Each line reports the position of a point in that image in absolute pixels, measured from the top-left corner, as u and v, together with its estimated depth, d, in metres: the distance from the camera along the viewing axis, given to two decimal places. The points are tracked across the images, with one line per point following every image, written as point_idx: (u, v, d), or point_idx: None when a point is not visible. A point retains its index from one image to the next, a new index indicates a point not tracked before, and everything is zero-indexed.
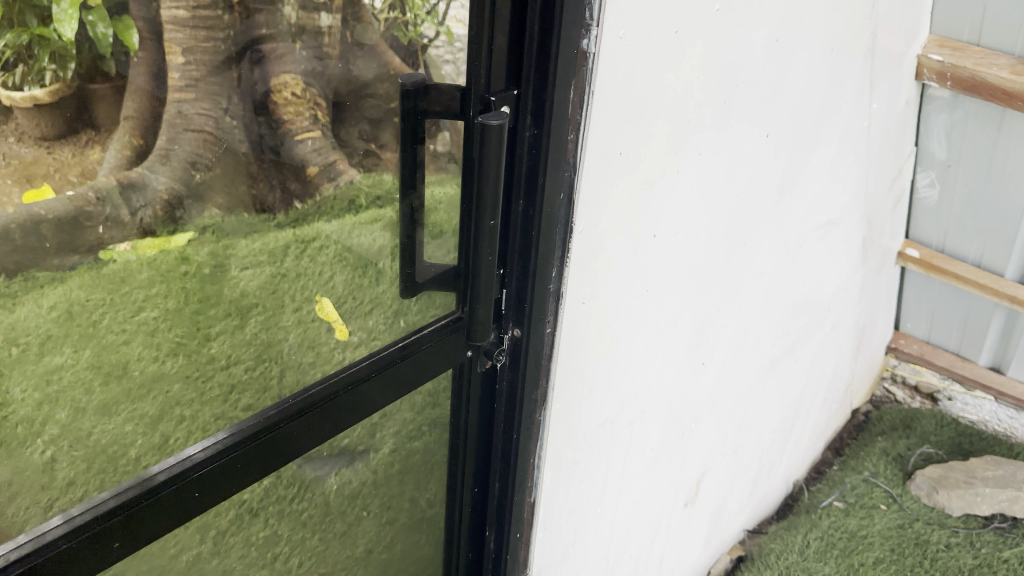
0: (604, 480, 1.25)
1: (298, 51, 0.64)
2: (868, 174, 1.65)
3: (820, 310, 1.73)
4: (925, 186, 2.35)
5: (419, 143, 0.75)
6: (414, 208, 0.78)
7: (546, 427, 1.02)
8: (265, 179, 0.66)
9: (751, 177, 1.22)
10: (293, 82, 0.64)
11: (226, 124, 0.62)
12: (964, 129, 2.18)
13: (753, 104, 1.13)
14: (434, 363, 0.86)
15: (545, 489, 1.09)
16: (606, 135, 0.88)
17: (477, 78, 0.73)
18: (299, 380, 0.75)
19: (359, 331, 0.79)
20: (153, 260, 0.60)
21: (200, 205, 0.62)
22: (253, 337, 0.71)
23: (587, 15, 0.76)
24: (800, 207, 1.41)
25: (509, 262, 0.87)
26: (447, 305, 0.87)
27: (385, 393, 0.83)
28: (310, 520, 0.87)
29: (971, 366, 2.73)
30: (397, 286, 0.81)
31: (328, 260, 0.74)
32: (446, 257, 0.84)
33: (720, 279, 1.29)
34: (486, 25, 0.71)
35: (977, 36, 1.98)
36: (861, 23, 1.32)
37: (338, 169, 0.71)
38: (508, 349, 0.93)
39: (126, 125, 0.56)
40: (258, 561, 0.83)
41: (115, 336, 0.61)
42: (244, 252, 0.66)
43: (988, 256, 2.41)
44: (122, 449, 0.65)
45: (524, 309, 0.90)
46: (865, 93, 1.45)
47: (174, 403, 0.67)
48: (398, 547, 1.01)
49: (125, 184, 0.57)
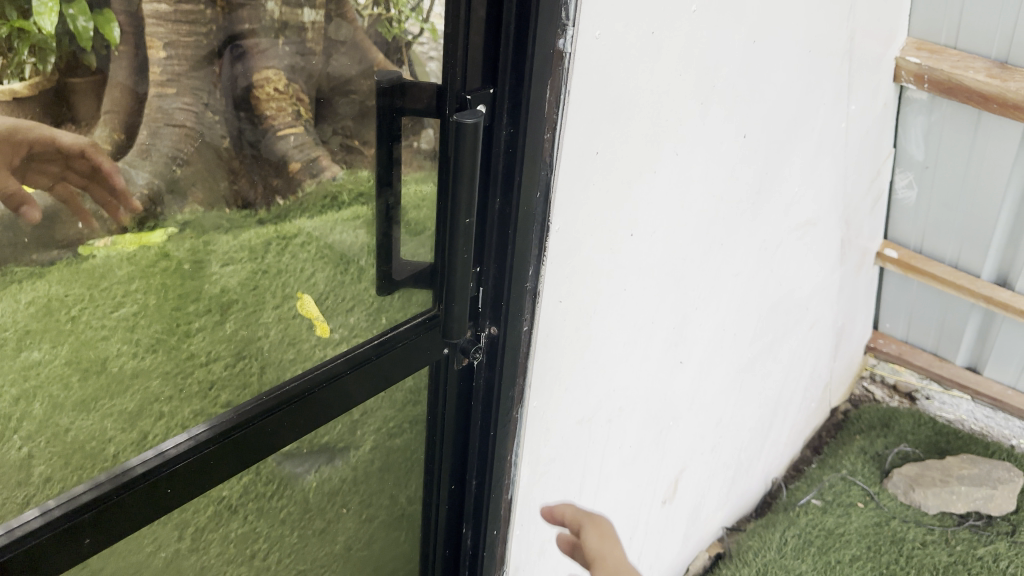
0: (582, 477, 1.25)
1: (279, 47, 0.63)
2: (845, 175, 1.66)
3: (798, 310, 1.74)
4: (903, 188, 2.36)
5: (395, 140, 0.74)
6: (389, 206, 0.77)
7: (523, 425, 1.03)
8: (246, 175, 0.65)
9: (729, 177, 1.23)
10: (272, 78, 0.64)
11: (208, 118, 0.61)
12: (941, 131, 2.19)
13: (730, 105, 1.14)
14: (412, 359, 0.86)
15: (522, 485, 1.09)
16: (583, 134, 0.88)
17: (453, 76, 0.74)
18: (278, 376, 0.75)
19: (340, 328, 0.79)
20: (132, 255, 0.60)
21: (180, 201, 0.62)
22: (232, 333, 0.71)
23: (563, 15, 0.77)
24: (778, 208, 1.42)
25: (486, 261, 0.87)
26: (424, 302, 0.86)
27: (363, 390, 0.83)
28: (289, 517, 0.86)
29: (946, 366, 2.76)
30: (374, 285, 0.80)
31: (310, 257, 0.73)
32: (424, 253, 0.84)
33: (698, 278, 1.29)
34: (461, 25, 0.72)
35: (954, 38, 2.00)
36: (837, 26, 1.33)
37: (320, 165, 0.70)
38: (486, 346, 0.93)
39: (106, 119, 0.56)
40: (237, 558, 0.83)
41: (93, 332, 0.61)
42: (224, 249, 0.66)
43: (965, 257, 2.44)
44: (99, 446, 0.65)
45: (501, 307, 0.90)
46: (843, 95, 1.46)
47: (153, 399, 0.68)
48: (377, 544, 1.01)
49: (105, 179, 0.57)
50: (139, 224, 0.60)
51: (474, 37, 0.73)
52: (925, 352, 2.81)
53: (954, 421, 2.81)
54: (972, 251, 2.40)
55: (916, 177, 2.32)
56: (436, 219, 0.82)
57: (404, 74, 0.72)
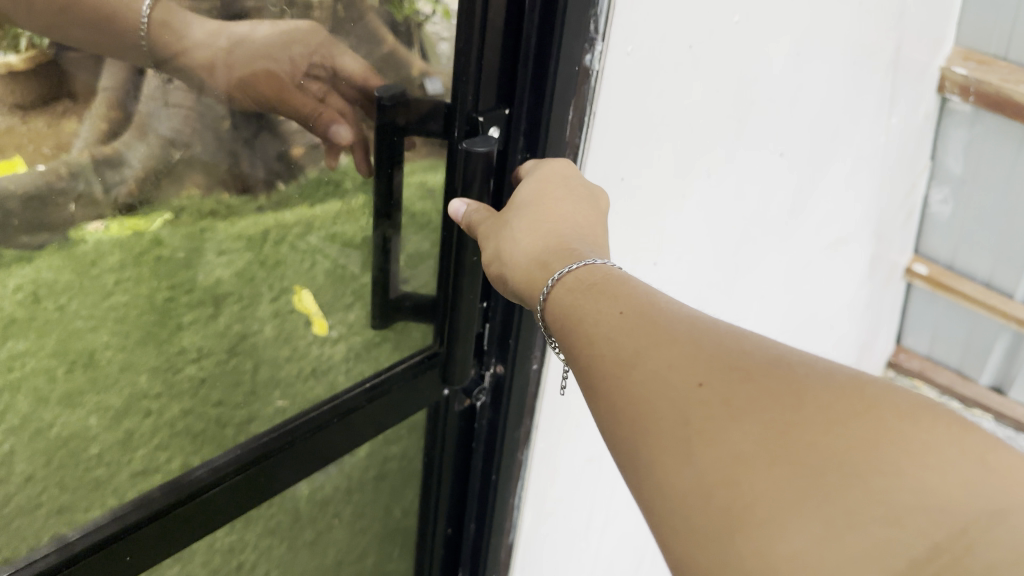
0: (589, 515, 1.11)
1: (279, 42, 0.58)
2: (881, 192, 1.60)
3: (823, 329, 1.68)
4: (938, 203, 2.31)
5: (396, 166, 0.70)
6: (387, 237, 0.74)
7: (528, 469, 0.92)
8: (248, 159, 0.61)
9: (763, 196, 1.18)
10: (267, 75, 0.59)
11: (208, 98, 0.56)
12: (982, 146, 2.13)
13: (766, 122, 1.09)
14: (407, 402, 0.81)
15: (526, 529, 0.97)
16: (608, 161, 0.85)
17: (464, 94, 0.69)
18: (272, 374, 0.73)
19: (338, 325, 0.76)
20: (125, 241, 0.56)
21: (177, 185, 0.57)
22: (226, 329, 0.67)
23: (591, 27, 0.68)
24: (810, 227, 1.36)
25: (491, 295, 0.79)
26: (423, 338, 0.82)
27: (364, 430, 0.78)
28: (278, 527, 0.82)
29: (970, 384, 2.67)
30: (367, 313, 0.77)
31: (309, 248, 0.69)
32: (425, 287, 0.80)
33: (723, 301, 1.24)
34: (476, 38, 0.66)
35: (1003, 49, 1.94)
36: (878, 43, 1.29)
37: (323, 151, 0.65)
38: (490, 386, 0.86)
39: (104, 96, 0.51)
40: (222, 568, 0.78)
41: (82, 322, 0.57)
42: (221, 235, 0.62)
43: (997, 277, 2.37)
44: (84, 445, 0.62)
45: (508, 345, 0.82)
46: (884, 107, 1.41)
47: (141, 396, 0.64)
48: (370, 558, 0.96)
49: (100, 160, 0.53)
50: (133, 209, 0.56)
51: (489, 51, 0.67)
52: (948, 369, 2.73)
53: None
54: (1005, 272, 2.34)
55: (952, 192, 2.26)
56: (439, 246, 0.78)
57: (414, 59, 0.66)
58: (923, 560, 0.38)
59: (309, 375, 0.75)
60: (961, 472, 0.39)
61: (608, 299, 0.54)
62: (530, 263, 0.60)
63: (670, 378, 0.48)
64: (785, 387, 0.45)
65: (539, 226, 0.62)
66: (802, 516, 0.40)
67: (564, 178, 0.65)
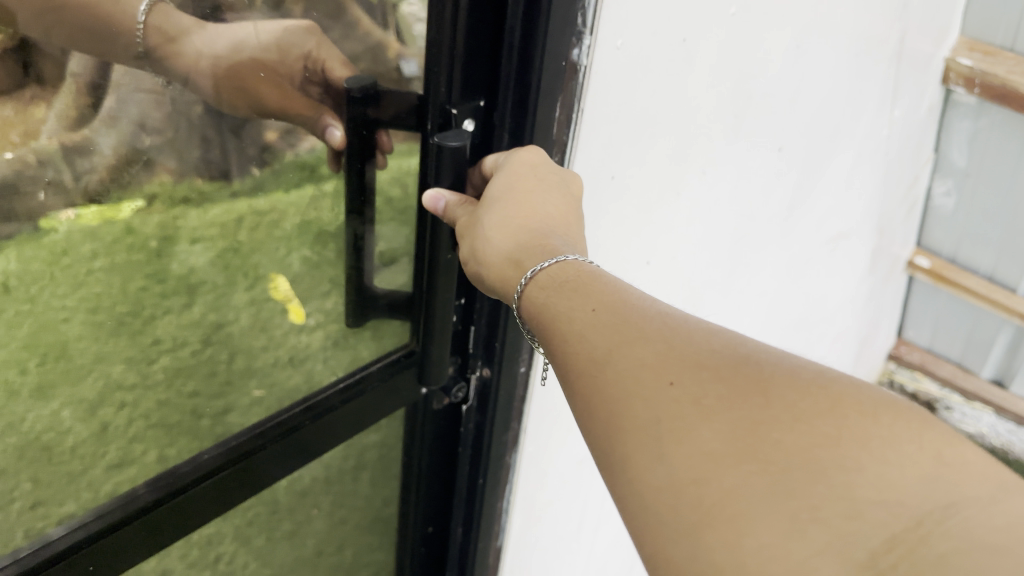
0: (581, 518, 1.07)
1: (243, 24, 0.55)
2: (883, 186, 1.58)
3: (824, 325, 1.65)
4: (942, 195, 2.28)
5: (366, 156, 0.68)
6: (357, 235, 0.71)
7: (515, 472, 0.90)
8: (222, 146, 0.58)
9: (763, 194, 1.16)
10: (232, 63, 0.56)
11: (181, 84, 0.54)
12: (987, 140, 2.10)
13: (765, 118, 1.07)
14: (385, 403, 0.80)
15: (514, 531, 0.95)
16: (599, 159, 0.84)
17: (437, 85, 0.65)
18: (249, 364, 0.71)
19: (315, 313, 0.73)
20: (96, 230, 0.54)
21: (149, 172, 0.55)
22: (201, 318, 0.65)
23: (578, 20, 0.63)
24: (810, 224, 1.34)
25: (471, 292, 0.77)
26: (401, 336, 0.80)
27: (340, 430, 0.77)
28: (257, 518, 0.81)
29: (971, 378, 2.68)
30: (341, 313, 0.75)
31: (286, 235, 0.67)
32: (402, 282, 0.78)
33: (720, 300, 1.22)
34: (448, 30, 0.62)
35: (1010, 40, 1.92)
36: (883, 36, 1.25)
37: (298, 134, 0.63)
38: (476, 389, 0.83)
39: (72, 83, 0.49)
40: (201, 562, 0.77)
41: (55, 312, 0.55)
42: (196, 223, 0.60)
43: (1000, 270, 2.36)
44: (58, 438, 0.60)
45: (494, 349, 0.80)
46: (887, 101, 1.39)
47: (115, 388, 0.62)
48: (350, 550, 0.95)
49: (70, 147, 0.50)
50: (103, 197, 0.53)
51: (465, 41, 0.63)
52: (950, 362, 2.72)
53: (975, 436, 2.61)
54: (1010, 264, 2.32)
55: (956, 185, 2.24)
56: (414, 243, 0.76)
57: (389, 39, 0.62)
58: (881, 550, 0.37)
59: (286, 364, 0.74)
60: (915, 469, 0.39)
61: (583, 297, 0.52)
62: (505, 262, 0.57)
63: (640, 376, 0.46)
64: (754, 388, 0.44)
65: (515, 229, 0.59)
66: (766, 513, 0.40)
67: (535, 167, 0.61)
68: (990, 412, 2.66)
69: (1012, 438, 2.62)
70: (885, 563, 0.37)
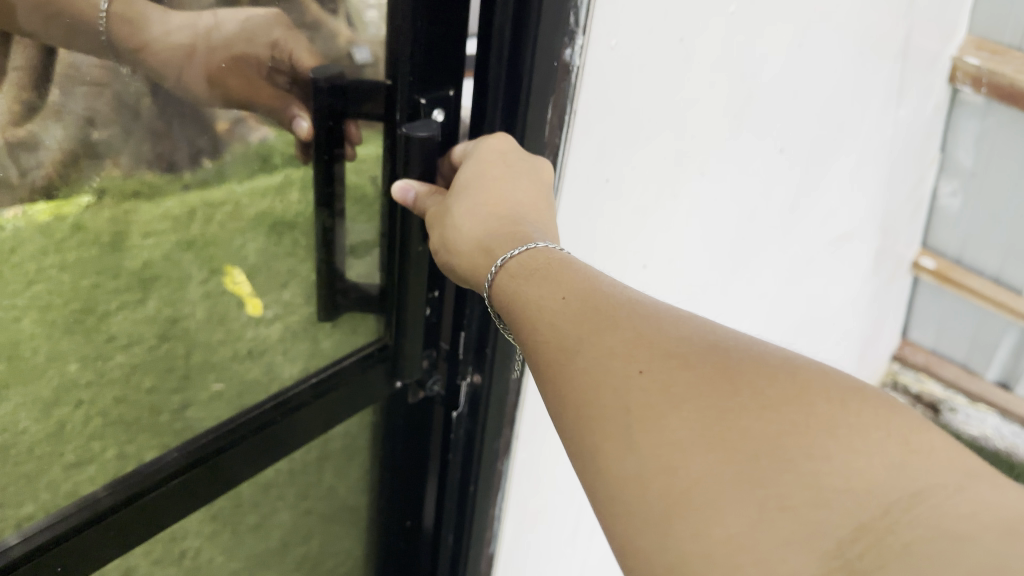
0: (576, 521, 1.06)
1: (194, 11, 0.52)
2: (888, 184, 1.54)
3: (828, 328, 1.61)
4: (947, 195, 2.24)
5: (332, 149, 0.64)
6: (326, 228, 0.69)
7: (508, 478, 0.88)
8: (172, 140, 0.55)
9: (763, 194, 1.12)
10: (177, 53, 0.53)
11: (126, 75, 0.51)
12: (993, 140, 2.08)
13: (766, 116, 1.02)
14: (358, 400, 0.78)
15: (508, 537, 0.94)
16: (593, 160, 0.77)
17: (403, 73, 0.62)
18: (206, 358, 0.68)
19: (274, 306, 0.70)
20: (46, 227, 0.52)
21: (95, 167, 0.52)
22: (156, 313, 0.62)
23: (571, 20, 0.62)
24: (813, 223, 1.30)
25: (442, 284, 0.75)
26: (372, 331, 0.78)
27: (314, 427, 0.75)
28: (222, 513, 0.78)
29: (977, 380, 2.58)
30: (313, 307, 0.73)
31: (240, 226, 0.64)
32: (369, 274, 0.74)
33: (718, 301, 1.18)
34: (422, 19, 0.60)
35: (1019, 40, 1.90)
36: (887, 31, 1.21)
37: (249, 126, 0.59)
38: (467, 395, 0.82)
39: (15, 77, 0.46)
40: (164, 556, 0.75)
41: (5, 313, 0.53)
42: (146, 218, 0.57)
43: (1007, 271, 2.29)
44: (13, 439, 0.58)
45: (485, 354, 0.78)
46: (893, 98, 1.34)
47: (71, 386, 0.60)
48: (315, 540, 0.92)
49: (14, 143, 0.48)
50: (49, 194, 0.51)
51: (433, 30, 0.61)
52: (954, 363, 2.64)
53: (978, 438, 2.50)
54: (1015, 268, 2.26)
55: (961, 185, 2.20)
56: (385, 238, 0.73)
57: (336, 25, 0.59)
58: (848, 540, 0.35)
59: (245, 356, 0.71)
60: (883, 456, 0.37)
61: (555, 285, 0.50)
62: (477, 250, 0.57)
63: (612, 364, 0.44)
64: (727, 375, 0.42)
65: (488, 220, 0.58)
66: (733, 498, 0.37)
67: (502, 150, 0.60)
68: (994, 414, 2.55)
69: (1017, 440, 2.50)
70: (851, 551, 0.35)
